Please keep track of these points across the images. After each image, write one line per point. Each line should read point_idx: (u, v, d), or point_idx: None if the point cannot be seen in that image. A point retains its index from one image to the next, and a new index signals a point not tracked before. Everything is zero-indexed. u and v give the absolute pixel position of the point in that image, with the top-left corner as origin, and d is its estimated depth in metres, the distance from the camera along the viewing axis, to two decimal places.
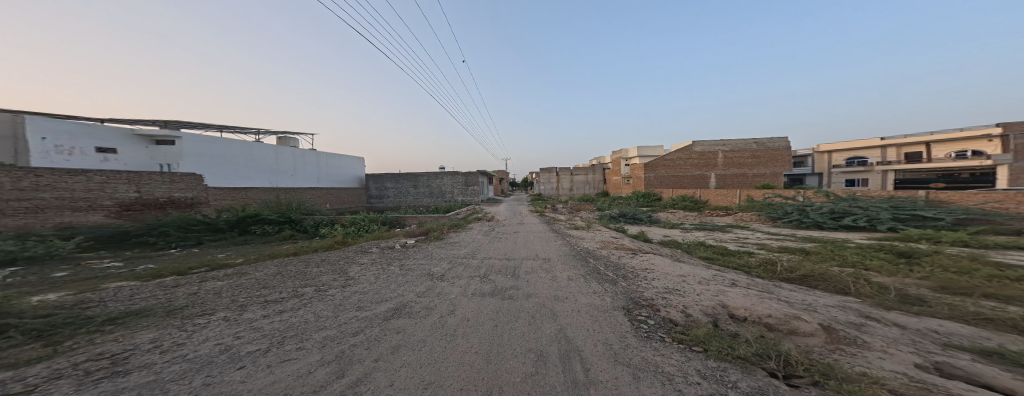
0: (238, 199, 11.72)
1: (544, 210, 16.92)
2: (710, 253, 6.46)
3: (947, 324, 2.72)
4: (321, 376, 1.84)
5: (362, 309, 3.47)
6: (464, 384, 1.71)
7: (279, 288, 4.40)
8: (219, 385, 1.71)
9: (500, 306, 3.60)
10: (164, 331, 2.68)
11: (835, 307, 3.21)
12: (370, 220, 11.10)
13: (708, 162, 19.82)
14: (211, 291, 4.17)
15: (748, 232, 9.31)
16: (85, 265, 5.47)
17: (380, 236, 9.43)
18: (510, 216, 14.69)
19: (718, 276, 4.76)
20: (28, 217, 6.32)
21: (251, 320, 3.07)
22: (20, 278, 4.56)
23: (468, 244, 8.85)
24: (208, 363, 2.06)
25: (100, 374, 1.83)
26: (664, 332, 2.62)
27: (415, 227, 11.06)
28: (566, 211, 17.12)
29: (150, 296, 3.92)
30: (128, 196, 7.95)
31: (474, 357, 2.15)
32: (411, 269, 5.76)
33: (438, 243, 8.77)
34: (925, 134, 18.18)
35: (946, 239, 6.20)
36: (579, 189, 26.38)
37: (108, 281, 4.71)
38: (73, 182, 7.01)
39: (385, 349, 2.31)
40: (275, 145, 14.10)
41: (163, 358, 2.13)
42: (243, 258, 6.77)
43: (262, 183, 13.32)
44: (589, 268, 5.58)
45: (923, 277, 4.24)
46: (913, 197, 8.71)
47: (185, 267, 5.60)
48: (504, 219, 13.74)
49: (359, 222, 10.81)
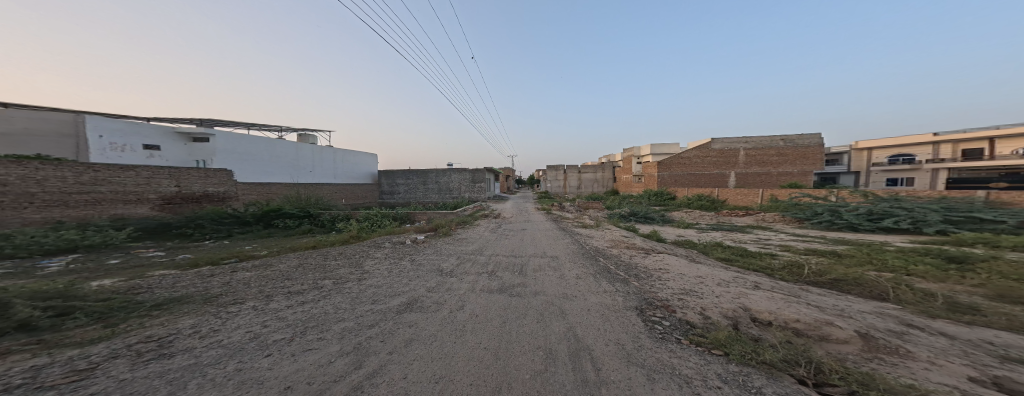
0: (264, 194, 12.49)
1: (551, 207, 16.95)
2: (729, 254, 6.23)
3: (1005, 336, 2.49)
4: (340, 367, 1.90)
5: (377, 302, 3.58)
6: (474, 379, 1.73)
7: (300, 280, 4.61)
8: (248, 371, 1.81)
9: (508, 303, 3.62)
10: (201, 318, 2.87)
11: (871, 314, 3.01)
12: (382, 216, 11.43)
13: (727, 161, 19.01)
14: (242, 282, 4.42)
15: (771, 233, 8.92)
16: (134, 253, 5.94)
17: (391, 232, 9.69)
18: (516, 213, 14.72)
19: (739, 278, 4.58)
20: (87, 209, 6.91)
21: (275, 309, 3.23)
22: (80, 264, 5.01)
23: (475, 240, 8.97)
24: (240, 349, 2.18)
25: (149, 356, 1.98)
26: (680, 333, 2.56)
27: (424, 223, 11.28)
28: (573, 209, 16.94)
29: (189, 285, 4.19)
30: (169, 190, 8.50)
31: (483, 352, 2.17)
32: (421, 264, 5.87)
33: (446, 239, 8.94)
34: (989, 129, 16.56)
35: (1006, 243, 5.66)
36: (588, 187, 26.00)
37: (152, 269, 5.08)
38: (125, 177, 7.59)
39: (399, 342, 2.38)
40: (296, 142, 14.68)
41: (201, 343, 2.28)
42: (266, 250, 7.12)
43: (284, 179, 13.92)
44: (599, 266, 5.54)
45: (978, 284, 3.88)
46: (971, 197, 8.00)
47: (218, 257, 5.98)
48: (512, 217, 13.73)
49: (371, 217, 11.11)
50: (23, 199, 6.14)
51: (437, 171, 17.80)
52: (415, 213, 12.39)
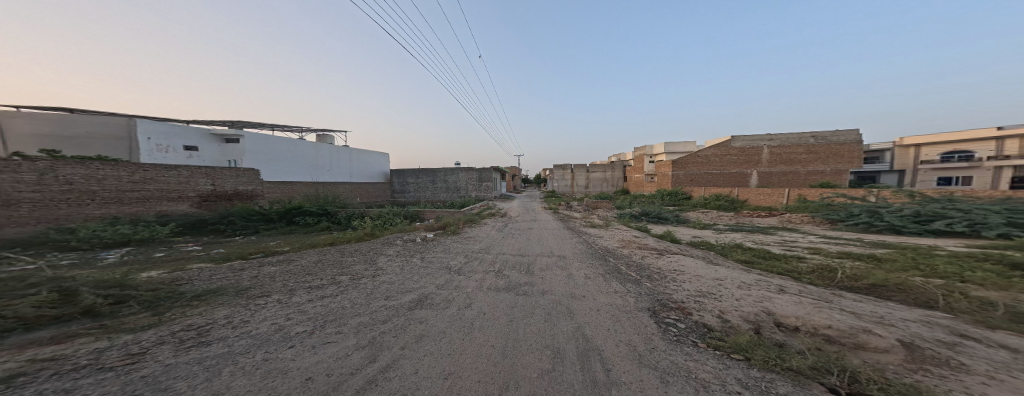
0: (287, 192, 13.00)
1: (557, 207, 16.83)
2: (751, 256, 5.99)
3: None
4: (357, 360, 2.01)
5: (389, 298, 3.71)
6: (482, 376, 1.80)
7: (320, 275, 4.83)
8: (274, 361, 1.95)
9: (515, 301, 3.68)
10: (234, 309, 3.08)
11: (916, 323, 2.76)
12: (394, 214, 11.72)
13: (750, 159, 18.32)
14: (268, 276, 4.68)
15: (798, 235, 8.48)
16: (177, 247, 6.39)
17: (403, 229, 9.94)
18: (522, 212, 14.76)
19: (762, 281, 4.39)
20: (138, 205, 7.47)
21: (299, 302, 3.43)
22: (132, 256, 5.46)
23: (483, 239, 9.08)
24: (267, 340, 2.34)
25: (190, 343, 2.18)
26: (696, 337, 2.52)
27: (432, 221, 11.49)
28: (581, 209, 16.72)
29: (223, 277, 4.50)
30: (205, 188, 9.08)
31: (490, 350, 2.23)
32: (431, 261, 6.04)
33: (454, 237, 9.09)
34: None
35: None
36: (597, 186, 25.65)
37: (191, 262, 5.49)
38: (168, 176, 8.14)
39: (410, 338, 2.48)
40: (315, 143, 15.22)
41: (234, 332, 2.46)
42: (289, 246, 7.50)
43: (305, 178, 14.50)
44: (609, 267, 5.49)
45: None
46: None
47: (246, 252, 6.35)
48: (518, 215, 13.79)
49: (383, 215, 11.41)
50: (86, 196, 6.62)
51: (445, 170, 18.00)
52: (424, 212, 12.67)
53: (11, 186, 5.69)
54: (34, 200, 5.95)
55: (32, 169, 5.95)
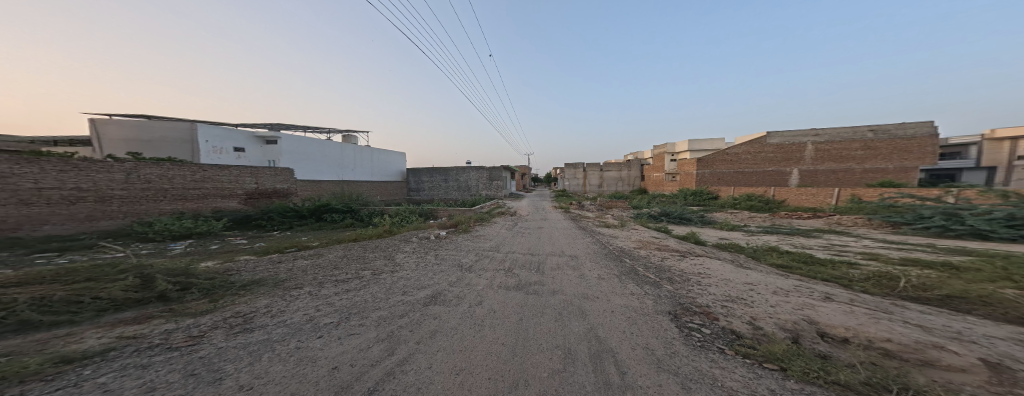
0: (314, 190, 13.89)
1: (569, 206, 16.59)
2: (789, 261, 5.47)
3: None
4: (376, 352, 2.11)
5: (407, 294, 3.84)
6: (493, 373, 1.81)
7: (345, 269, 5.10)
8: (304, 349, 2.11)
9: (525, 300, 3.67)
10: (273, 299, 3.33)
11: (1004, 341, 2.26)
12: (410, 212, 12.01)
13: (791, 156, 16.83)
14: (302, 268, 5.05)
15: (848, 238, 7.62)
16: (227, 241, 6.94)
17: (418, 227, 10.20)
18: (532, 211, 14.69)
19: (802, 287, 3.96)
20: (198, 202, 8.33)
21: (327, 295, 3.64)
22: (193, 248, 6.05)
23: (493, 238, 9.13)
24: (299, 329, 2.52)
25: (238, 329, 2.45)
26: (723, 343, 2.33)
27: (445, 219, 11.68)
28: (594, 209, 16.39)
29: (265, 269, 4.94)
30: (250, 186, 9.85)
31: (501, 348, 2.24)
32: (445, 259, 6.17)
33: (465, 236, 9.23)
34: None
35: None
36: (612, 185, 24.94)
37: (240, 253, 6.03)
38: (221, 176, 8.94)
39: (425, 333, 2.55)
40: (341, 143, 16.05)
41: (273, 320, 2.70)
42: (319, 241, 7.98)
43: (331, 177, 15.37)
44: (625, 268, 5.33)
45: None
46: None
47: (282, 246, 6.85)
48: (528, 214, 13.77)
49: (400, 213, 11.73)
50: (160, 194, 7.45)
51: (456, 169, 18.23)
52: (438, 210, 12.87)
53: (107, 184, 6.51)
54: (122, 197, 6.74)
55: (122, 169, 6.78)
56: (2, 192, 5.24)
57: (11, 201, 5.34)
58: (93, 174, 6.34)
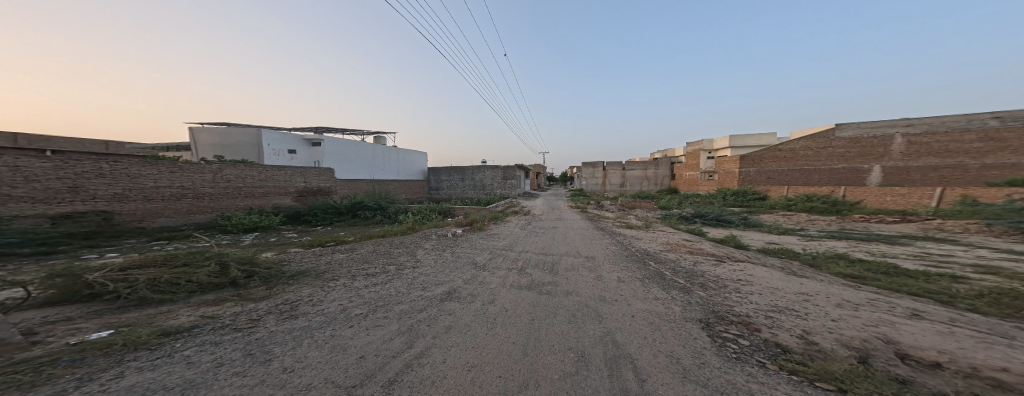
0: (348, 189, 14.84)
1: (587, 206, 16.21)
2: (862, 271, 4.68)
3: None
4: (397, 344, 2.20)
5: (426, 289, 3.95)
6: (503, 371, 1.79)
7: (373, 263, 5.42)
8: (336, 338, 2.26)
9: (538, 300, 3.62)
10: (314, 289, 3.62)
11: None
12: (429, 210, 12.13)
13: (871, 152, 13.02)
14: (339, 261, 5.51)
15: (947, 246, 6.30)
16: (282, 234, 8.22)
17: (437, 225, 10.43)
18: (547, 210, 14.43)
19: (878, 301, 3.33)
20: (259, 199, 9.71)
21: (358, 286, 3.87)
22: (256, 240, 7.45)
23: (506, 236, 9.17)
24: (333, 319, 2.70)
25: (285, 315, 2.73)
26: (764, 356, 2.04)
27: (461, 218, 11.80)
28: (615, 209, 16.02)
29: (310, 260, 5.58)
30: (300, 185, 11.17)
31: (512, 347, 2.21)
32: (459, 256, 6.28)
33: (479, 234, 9.33)
34: None
35: None
36: (635, 185, 23.75)
37: (290, 246, 7.19)
38: (280, 175, 10.36)
39: (441, 328, 2.60)
40: (372, 144, 17.00)
41: (313, 309, 2.95)
42: (353, 237, 8.71)
43: (364, 175, 16.42)
44: (650, 271, 5.09)
45: None
46: None
47: (322, 241, 7.78)
48: (542, 214, 13.56)
49: (422, 211, 11.87)
50: (236, 191, 8.96)
51: (472, 169, 18.41)
52: (455, 208, 12.93)
53: (200, 183, 7.99)
54: (211, 194, 8.24)
55: (212, 171, 8.27)
56: (133, 190, 6.65)
57: (137, 197, 6.73)
58: (191, 175, 7.82)
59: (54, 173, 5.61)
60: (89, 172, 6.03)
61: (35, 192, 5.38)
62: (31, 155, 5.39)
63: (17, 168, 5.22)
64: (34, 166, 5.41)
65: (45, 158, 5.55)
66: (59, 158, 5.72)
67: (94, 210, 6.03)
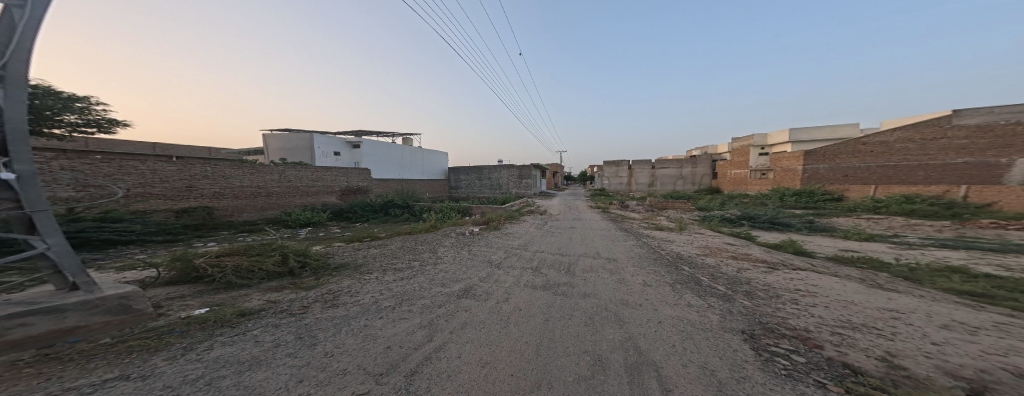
0: None
1: (609, 206, 15.67)
2: (984, 287, 3.82)
3: None
4: (418, 337, 2.37)
5: (445, 285, 4.15)
6: (515, 370, 1.81)
7: (401, 258, 5.86)
8: (367, 327, 2.52)
9: (553, 301, 3.63)
10: (352, 282, 4.07)
11: None
12: (449, 209, 12.37)
13: (1015, 142, 9.49)
14: (374, 255, 6.07)
15: None
16: (329, 229, 9.33)
17: (455, 223, 10.76)
18: (564, 211, 14.13)
19: (1003, 323, 2.68)
20: (311, 198, 10.93)
21: (388, 280, 4.23)
22: (310, 233, 8.67)
23: (521, 236, 9.22)
24: (365, 311, 2.96)
25: (325, 305, 3.10)
26: (825, 377, 1.70)
27: (478, 216, 11.99)
28: (642, 209, 15.38)
29: (351, 253, 6.27)
30: (343, 185, 12.27)
31: (525, 347, 2.22)
32: (477, 254, 6.51)
33: (495, 233, 9.52)
34: None
35: None
36: (666, 184, 22.00)
37: (335, 240, 8.13)
38: (329, 176, 11.68)
39: (457, 324, 2.73)
40: (402, 145, 18.07)
41: (349, 300, 3.28)
42: (387, 233, 9.47)
43: (394, 175, 17.55)
44: (685, 276, 4.77)
45: None
46: None
47: (360, 236, 8.67)
48: (559, 214, 13.32)
49: (444, 210, 12.24)
50: (296, 190, 10.42)
51: (489, 168, 18.67)
52: (473, 207, 13.14)
53: (270, 183, 9.54)
54: (278, 192, 9.77)
55: (277, 172, 9.78)
56: (226, 189, 8.38)
57: (229, 195, 8.46)
58: (263, 175, 9.38)
59: (178, 175, 7.42)
60: (199, 174, 7.81)
61: (165, 191, 7.18)
62: (163, 162, 7.19)
63: (155, 171, 7.02)
64: (166, 169, 7.24)
65: (173, 163, 7.36)
66: (180, 163, 7.54)
67: (202, 205, 7.82)
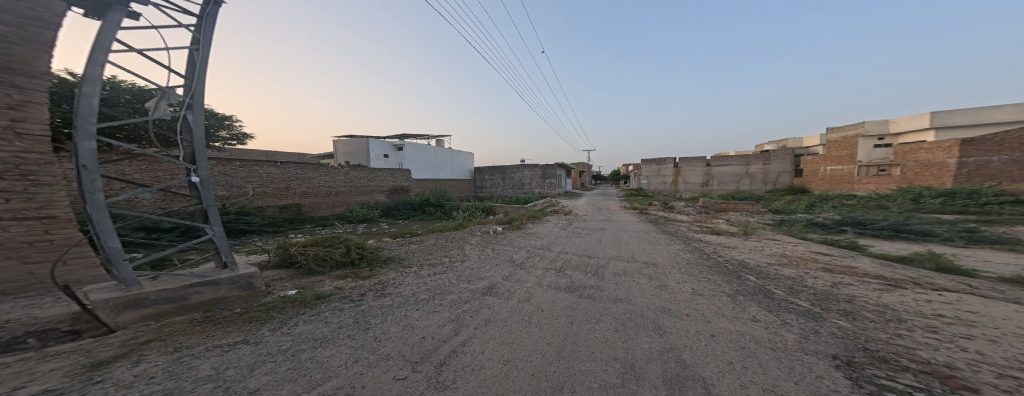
0: None
1: (647, 207, 14.47)
2: None
3: None
4: (446, 330, 2.55)
5: (471, 283, 4.49)
6: (537, 370, 1.74)
7: (433, 255, 6.67)
8: (405, 317, 2.89)
9: (578, 303, 3.42)
10: (398, 275, 4.99)
11: None
12: (475, 208, 13.33)
13: None
14: (414, 251, 7.11)
15: None
16: (380, 225, 11.17)
17: (481, 222, 11.55)
18: (591, 211, 13.70)
19: None
20: (368, 196, 13.38)
21: (423, 275, 4.98)
22: (367, 228, 10.65)
23: (544, 236, 9.37)
24: (404, 305, 3.39)
25: (376, 294, 3.81)
26: None
27: (502, 216, 12.57)
28: (688, 211, 13.69)
29: (393, 247, 7.60)
30: (390, 184, 14.50)
31: (546, 347, 2.12)
32: (500, 252, 6.93)
33: (518, 232, 9.92)
34: None
35: None
36: (726, 184, 18.97)
37: (384, 235, 9.70)
38: (380, 176, 14.00)
39: (480, 321, 2.80)
40: (436, 147, 20.44)
41: (399, 293, 3.90)
42: (422, 230, 10.78)
43: (429, 175, 20.02)
44: (751, 287, 3.91)
45: None
46: None
47: (402, 232, 10.16)
48: (586, 214, 13.02)
49: (471, 209, 13.20)
50: (357, 189, 12.84)
51: (512, 167, 19.07)
52: (496, 206, 13.80)
53: (338, 182, 12.05)
54: (343, 191, 12.23)
55: (343, 173, 12.29)
56: (310, 189, 10.98)
57: (311, 194, 11.03)
58: (331, 174, 11.83)
59: (281, 177, 10.11)
60: (294, 176, 10.50)
61: (275, 190, 9.91)
62: (272, 166, 9.89)
63: (268, 174, 9.77)
64: (274, 171, 9.96)
65: (278, 166, 10.06)
66: (282, 166, 10.24)
67: (295, 202, 10.46)
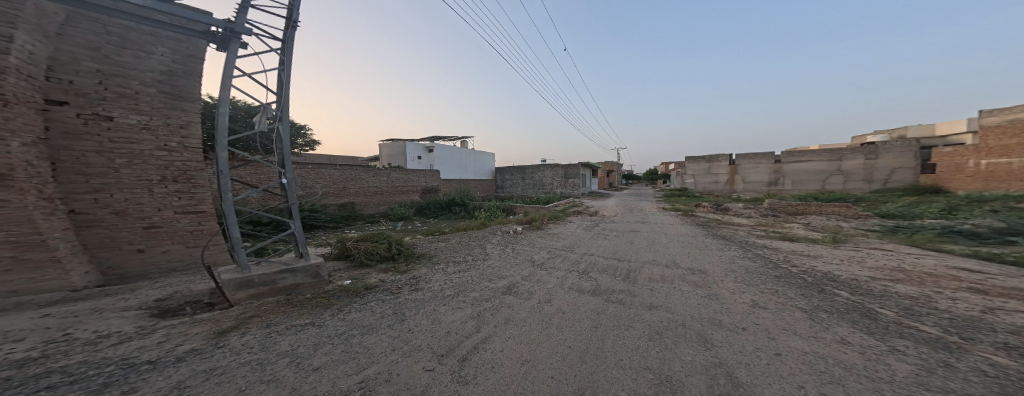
0: None
1: (692, 209, 12.64)
2: None
3: None
4: (468, 326, 2.15)
5: (491, 283, 3.85)
6: (559, 372, 1.35)
7: (457, 252, 6.73)
8: (436, 310, 2.62)
9: (604, 308, 2.56)
10: (429, 272, 4.80)
11: None
12: (496, 207, 13.79)
13: None
14: (438, 249, 7.39)
15: None
16: (415, 223, 12.37)
17: (500, 221, 11.79)
18: (619, 212, 12.69)
19: None
20: (406, 195, 15.10)
21: (450, 271, 4.75)
22: (406, 225, 11.91)
23: (565, 237, 8.96)
24: (441, 297, 3.07)
25: (410, 286, 3.57)
26: None
27: (522, 216, 12.58)
28: (744, 213, 11.52)
29: (420, 245, 8.25)
30: (420, 187, 16.09)
31: (567, 349, 1.65)
32: (521, 252, 6.12)
33: (537, 233, 9.73)
34: None
35: None
36: (801, 182, 15.52)
37: (416, 233, 10.64)
38: (416, 178, 15.69)
39: (499, 319, 2.29)
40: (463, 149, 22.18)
41: (434, 287, 3.56)
42: (449, 229, 11.49)
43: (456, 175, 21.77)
44: (836, 304, 2.53)
45: None
46: None
47: (431, 230, 11.04)
48: (614, 215, 12.09)
49: (492, 209, 13.59)
50: (397, 190, 14.67)
51: (533, 167, 19.15)
52: (516, 207, 13.94)
53: (382, 183, 13.92)
54: (386, 191, 14.10)
55: (386, 175, 14.14)
56: (358, 191, 12.88)
57: (361, 195, 13.00)
58: (377, 176, 13.75)
59: (339, 179, 12.17)
60: (348, 177, 12.53)
61: (334, 189, 11.96)
62: (332, 168, 11.97)
63: (329, 175, 11.88)
64: (332, 173, 12.01)
65: (336, 168, 12.11)
66: (341, 168, 12.30)
67: (349, 201, 12.44)
